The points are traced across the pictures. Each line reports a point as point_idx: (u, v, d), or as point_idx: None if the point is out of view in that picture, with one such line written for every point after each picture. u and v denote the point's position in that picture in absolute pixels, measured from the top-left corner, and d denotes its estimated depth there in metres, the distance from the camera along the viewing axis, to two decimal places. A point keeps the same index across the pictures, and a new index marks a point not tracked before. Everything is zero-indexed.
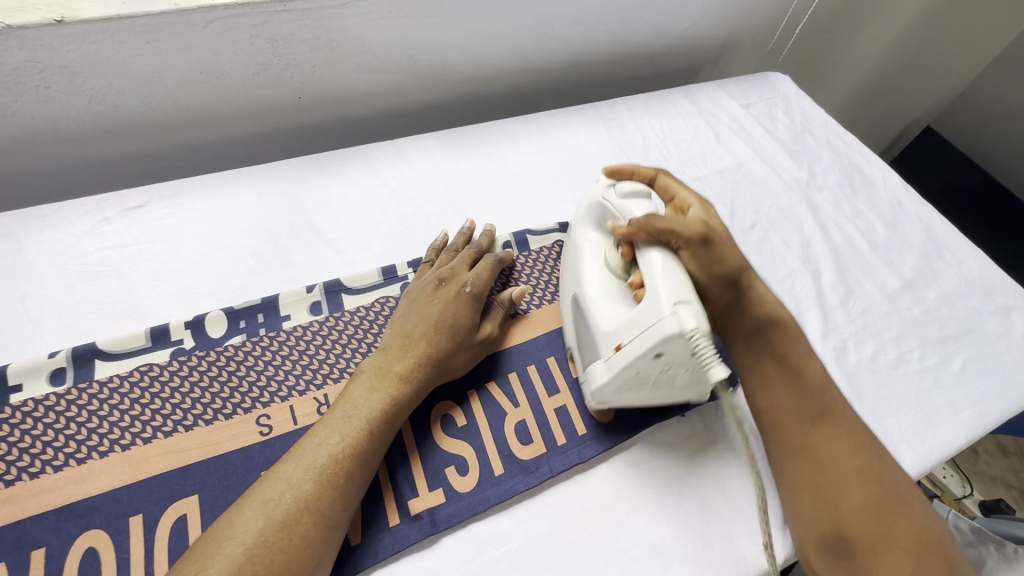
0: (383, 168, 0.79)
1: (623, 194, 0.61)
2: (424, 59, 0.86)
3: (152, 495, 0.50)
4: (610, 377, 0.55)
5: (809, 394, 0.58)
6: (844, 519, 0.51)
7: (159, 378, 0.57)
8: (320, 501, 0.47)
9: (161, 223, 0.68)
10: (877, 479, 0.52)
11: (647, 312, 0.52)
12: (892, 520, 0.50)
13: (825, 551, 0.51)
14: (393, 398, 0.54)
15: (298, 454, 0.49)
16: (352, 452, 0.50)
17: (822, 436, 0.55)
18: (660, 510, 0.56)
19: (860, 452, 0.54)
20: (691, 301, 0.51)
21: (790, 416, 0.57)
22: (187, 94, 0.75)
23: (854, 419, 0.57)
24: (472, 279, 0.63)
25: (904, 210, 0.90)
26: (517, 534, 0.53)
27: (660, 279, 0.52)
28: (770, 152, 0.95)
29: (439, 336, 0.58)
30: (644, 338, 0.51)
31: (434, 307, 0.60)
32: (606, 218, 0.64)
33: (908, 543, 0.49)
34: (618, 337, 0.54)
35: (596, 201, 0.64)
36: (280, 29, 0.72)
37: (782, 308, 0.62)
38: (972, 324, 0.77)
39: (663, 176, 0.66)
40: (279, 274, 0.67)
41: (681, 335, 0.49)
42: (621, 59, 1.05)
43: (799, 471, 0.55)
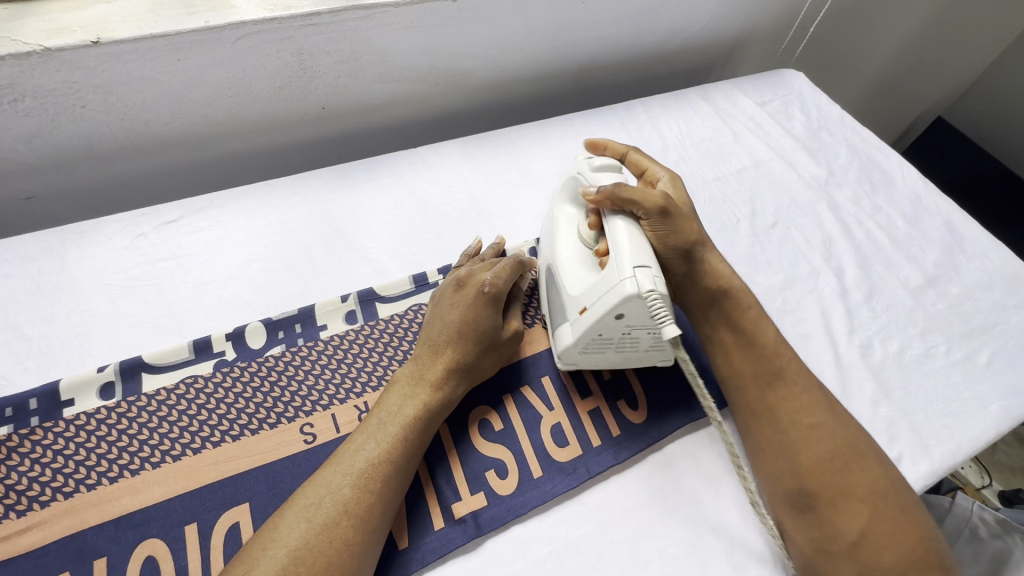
0: (409, 176, 0.80)
1: (596, 167, 0.62)
2: (444, 67, 0.87)
3: (205, 504, 0.52)
4: (575, 338, 0.57)
5: (762, 357, 0.59)
6: (804, 474, 0.53)
7: (204, 390, 0.58)
8: (359, 505, 0.48)
9: (196, 236, 0.70)
10: (831, 433, 0.54)
11: (608, 275, 0.54)
12: (849, 470, 0.53)
13: (790, 505, 0.53)
14: (425, 403, 0.55)
15: (336, 461, 0.50)
16: (388, 458, 0.51)
17: (779, 394, 0.57)
18: (697, 508, 0.57)
19: (816, 408, 0.56)
20: (651, 265, 0.52)
21: (748, 377, 0.59)
22: (215, 108, 0.77)
23: (810, 377, 0.59)
24: (491, 279, 0.61)
25: (924, 204, 0.91)
26: (559, 535, 0.55)
27: (624, 244, 0.54)
28: (788, 149, 0.95)
29: (464, 340, 0.58)
30: (605, 301, 0.53)
31: (455, 311, 0.60)
32: (581, 191, 0.65)
33: (864, 494, 0.51)
34: (583, 301, 0.56)
35: (573, 175, 0.64)
36: (306, 42, 0.73)
37: (734, 279, 0.62)
38: (997, 317, 0.77)
39: (634, 153, 0.70)
40: (314, 285, 0.69)
41: (638, 297, 0.51)
42: (636, 61, 1.06)
43: (762, 430, 0.57)
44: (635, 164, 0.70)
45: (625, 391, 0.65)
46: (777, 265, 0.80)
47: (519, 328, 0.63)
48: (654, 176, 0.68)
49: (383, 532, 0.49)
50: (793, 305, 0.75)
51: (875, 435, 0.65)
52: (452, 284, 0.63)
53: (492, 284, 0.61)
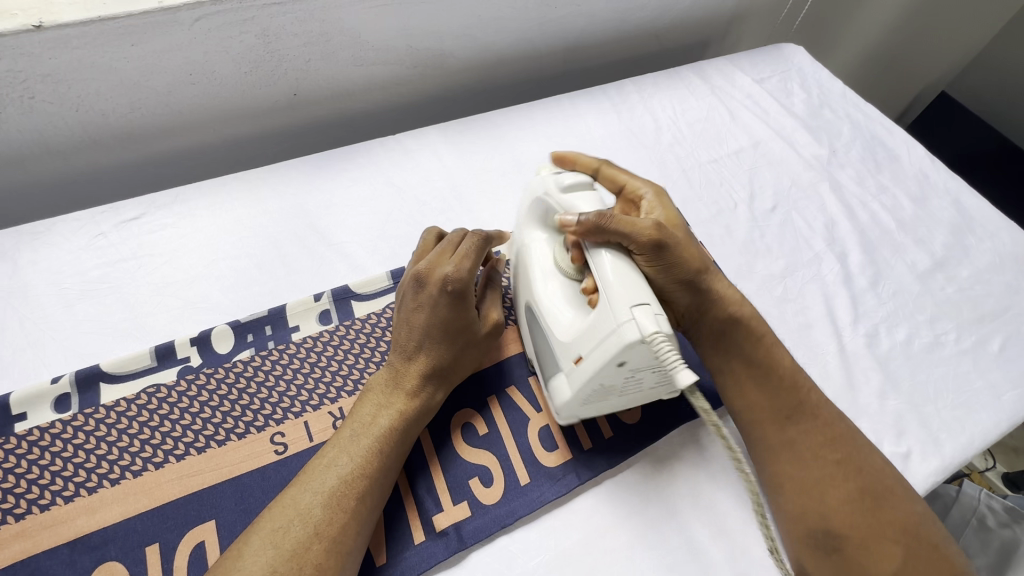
0: (387, 165, 0.76)
1: (565, 187, 0.56)
2: (423, 48, 0.82)
3: (167, 523, 0.49)
4: (574, 392, 0.52)
5: (780, 392, 0.55)
6: (831, 515, 0.50)
7: (168, 400, 0.55)
8: (332, 525, 0.44)
9: (160, 234, 0.66)
10: (856, 468, 0.52)
11: (602, 320, 0.48)
12: (878, 509, 0.50)
13: (813, 546, 0.50)
14: (401, 412, 0.51)
15: (306, 479, 0.46)
16: (363, 472, 0.47)
17: (798, 429, 0.54)
18: (694, 512, 0.54)
19: (840, 442, 0.53)
20: (650, 302, 0.47)
21: (763, 411, 0.55)
22: (177, 96, 0.72)
23: (829, 408, 0.55)
24: (454, 273, 0.54)
25: (932, 183, 0.86)
26: (548, 546, 0.51)
27: (613, 283, 0.48)
28: (787, 128, 0.91)
29: (436, 344, 0.54)
30: (605, 348, 0.47)
31: (421, 314, 0.54)
32: (549, 214, 0.59)
33: (897, 534, 0.49)
34: (577, 349, 0.51)
35: (537, 196, 0.59)
36: (271, 23, 0.69)
37: (745, 305, 0.57)
38: (1009, 302, 0.73)
39: (607, 167, 0.64)
40: (285, 283, 0.65)
41: (642, 341, 0.45)
42: (626, 38, 1.01)
43: (781, 466, 0.53)
44: (611, 179, 0.63)
45: None
46: (778, 251, 0.76)
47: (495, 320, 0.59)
48: (635, 191, 0.62)
49: (358, 552, 0.45)
50: (795, 294, 0.71)
51: (883, 429, 0.61)
52: (409, 283, 0.55)
53: (455, 279, 0.54)
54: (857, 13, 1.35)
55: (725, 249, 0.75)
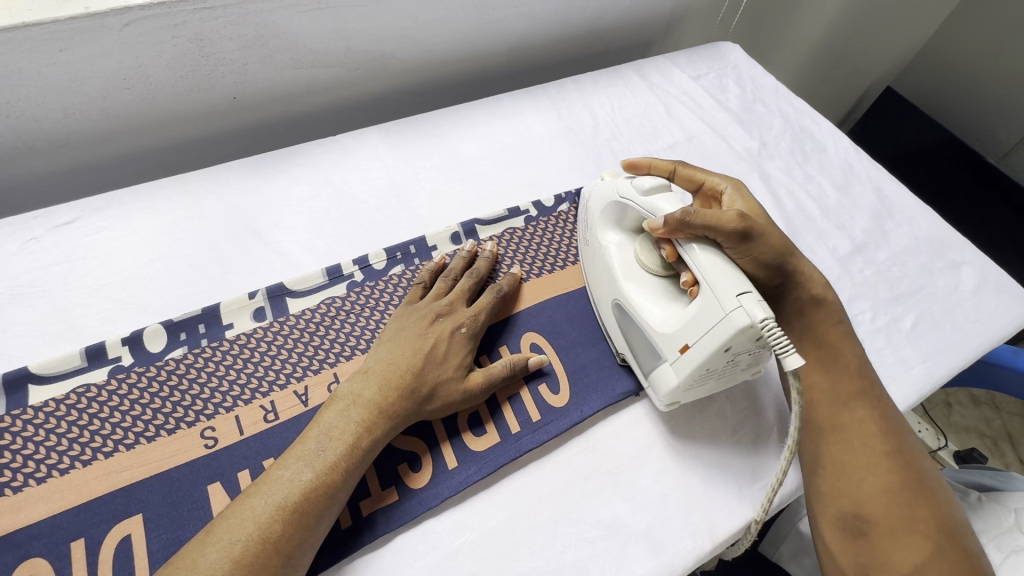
0: (326, 165, 0.77)
1: (647, 191, 0.61)
2: (362, 50, 0.83)
3: (93, 518, 0.49)
4: (681, 378, 0.56)
5: (843, 375, 0.60)
6: (867, 499, 0.54)
7: (97, 399, 0.55)
8: (288, 541, 0.46)
9: (93, 237, 0.66)
10: (904, 464, 0.55)
11: (707, 309, 0.53)
12: (913, 504, 0.53)
13: (842, 527, 0.54)
14: (367, 430, 0.52)
15: (266, 488, 0.47)
16: (324, 488, 0.49)
17: (854, 417, 0.58)
18: (616, 489, 0.57)
19: (890, 438, 0.57)
20: (751, 290, 0.52)
21: (823, 394, 0.60)
22: (113, 101, 0.72)
23: (888, 405, 0.60)
24: (470, 319, 0.61)
25: (856, 172, 0.90)
26: (474, 525, 0.54)
27: (714, 274, 0.53)
28: (721, 123, 0.94)
29: (428, 371, 0.57)
30: (715, 334, 0.52)
31: (427, 343, 0.58)
32: (626, 215, 0.65)
33: (928, 532, 0.52)
34: (683, 338, 0.55)
35: (614, 199, 0.65)
36: (204, 27, 0.70)
37: (827, 290, 0.64)
38: (923, 281, 0.78)
39: (682, 168, 0.69)
40: (220, 282, 0.66)
41: (749, 327, 0.50)
42: (568, 39, 1.04)
43: (829, 447, 0.57)
44: (689, 178, 0.69)
45: (546, 374, 0.63)
46: None
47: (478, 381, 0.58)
48: (715, 187, 0.68)
49: (304, 565, 0.47)
50: None
51: None
52: (429, 315, 0.61)
53: (470, 325, 0.61)
54: (799, 16, 1.41)
55: None
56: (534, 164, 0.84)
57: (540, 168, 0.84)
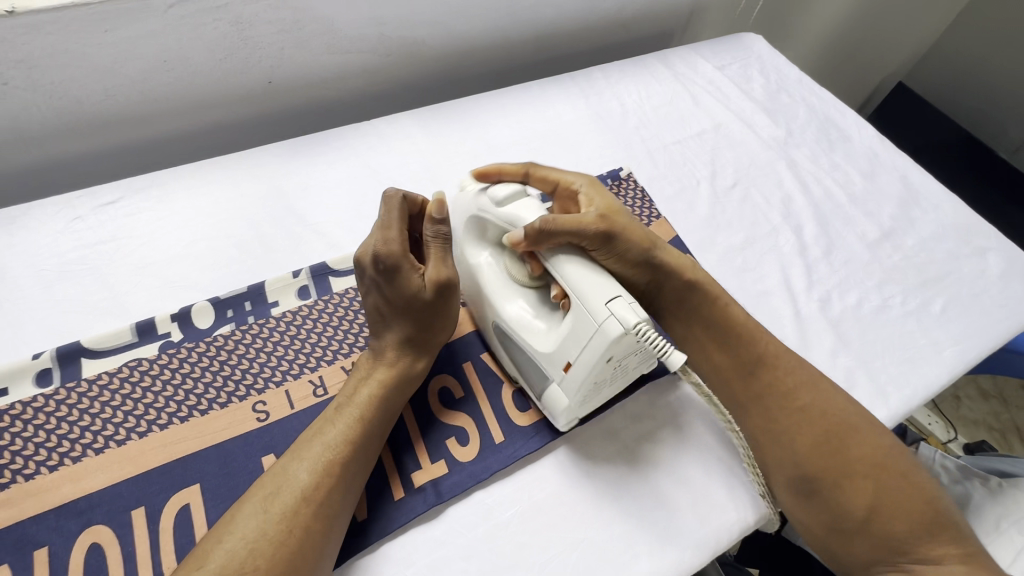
0: (362, 149, 0.78)
1: (502, 202, 0.57)
2: (396, 36, 0.84)
3: (153, 487, 0.50)
4: (571, 398, 0.53)
5: (740, 351, 0.60)
6: (801, 458, 0.54)
7: (149, 373, 0.56)
8: (319, 489, 0.47)
9: (136, 217, 0.67)
10: (821, 412, 0.56)
11: (583, 321, 0.50)
12: (844, 448, 0.54)
13: (793, 489, 0.54)
14: (380, 383, 0.54)
15: (298, 449, 0.49)
16: (347, 438, 0.50)
17: (762, 381, 0.58)
18: (659, 464, 0.58)
19: (804, 389, 0.57)
20: (621, 295, 0.50)
21: (728, 370, 0.60)
22: (153, 84, 0.73)
23: (787, 358, 0.60)
24: (378, 246, 0.54)
25: (881, 161, 0.91)
26: (521, 498, 0.54)
27: (582, 287, 0.51)
28: (747, 112, 0.95)
29: (397, 316, 0.55)
30: (591, 349, 0.50)
31: (371, 298, 0.56)
32: (488, 229, 0.60)
33: (866, 469, 0.53)
34: (564, 356, 0.52)
35: (473, 214, 0.60)
36: (245, 11, 0.70)
37: (697, 269, 0.62)
38: (951, 267, 0.79)
39: (534, 171, 0.65)
40: (263, 261, 0.66)
41: (625, 333, 0.48)
42: (594, 28, 1.04)
43: (751, 417, 0.58)
44: (543, 179, 0.65)
45: None
46: (736, 224, 0.80)
47: (441, 278, 0.55)
48: (570, 185, 0.64)
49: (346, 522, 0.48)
50: (753, 265, 0.76)
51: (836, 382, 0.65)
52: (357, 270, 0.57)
53: (385, 254, 0.54)
54: (815, 11, 1.42)
55: (687, 225, 0.79)
56: (564, 150, 0.85)
57: (570, 154, 0.85)
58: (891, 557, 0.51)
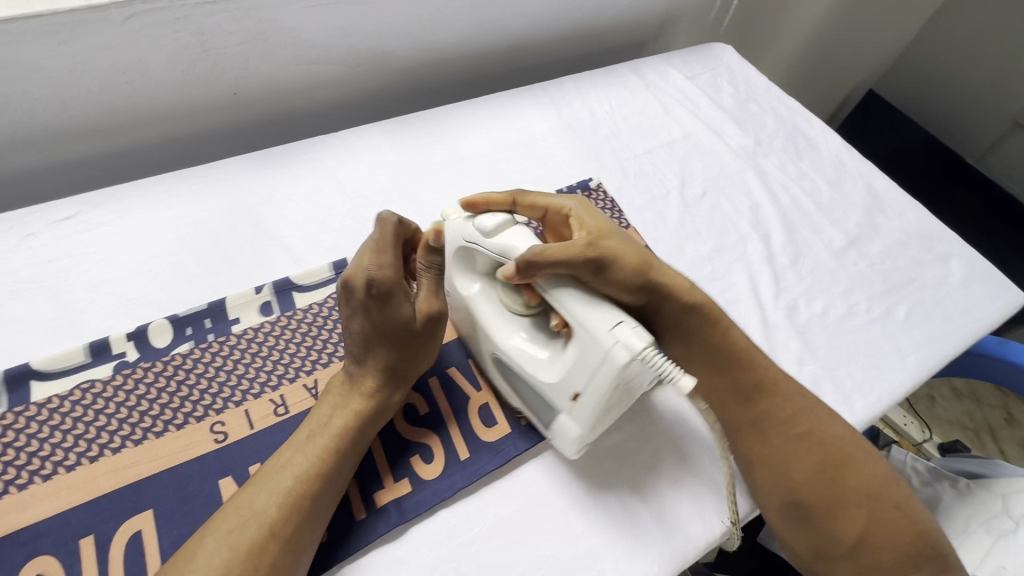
0: (329, 161, 0.77)
1: (488, 233, 0.53)
2: (364, 47, 0.84)
3: (103, 514, 0.49)
4: (583, 427, 0.52)
5: (737, 375, 0.59)
6: (797, 487, 0.55)
7: (103, 395, 0.54)
8: (287, 525, 0.46)
9: (93, 233, 0.65)
10: (820, 439, 0.56)
11: (587, 350, 0.49)
12: (840, 477, 0.54)
13: (786, 514, 0.55)
14: (357, 413, 0.52)
15: (264, 478, 0.48)
16: (318, 469, 0.49)
17: (761, 409, 0.58)
18: (627, 478, 0.57)
19: (804, 417, 0.57)
20: (626, 319, 0.48)
21: (727, 396, 0.60)
22: (112, 96, 0.71)
23: (785, 383, 0.60)
24: (374, 271, 0.52)
25: (847, 169, 0.93)
26: (486, 516, 0.54)
27: (583, 316, 0.49)
28: (716, 121, 0.96)
29: (380, 344, 0.53)
30: (599, 378, 0.48)
31: (357, 321, 0.53)
32: (476, 259, 0.57)
33: (859, 499, 0.54)
34: (572, 387, 0.51)
35: (456, 246, 0.56)
36: (206, 22, 0.69)
37: (695, 291, 0.59)
38: (914, 274, 0.80)
39: (521, 198, 0.61)
40: (225, 277, 0.65)
41: (632, 361, 0.46)
42: (566, 38, 1.05)
43: (749, 445, 0.58)
44: (529, 206, 0.61)
45: None
46: (704, 232, 0.81)
47: (431, 310, 0.55)
48: (559, 210, 0.61)
49: (311, 555, 0.47)
50: (721, 274, 0.76)
51: None
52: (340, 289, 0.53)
53: (379, 280, 0.52)
54: (785, 21, 1.45)
55: (656, 235, 0.79)
56: (535, 160, 0.85)
57: (541, 164, 0.85)
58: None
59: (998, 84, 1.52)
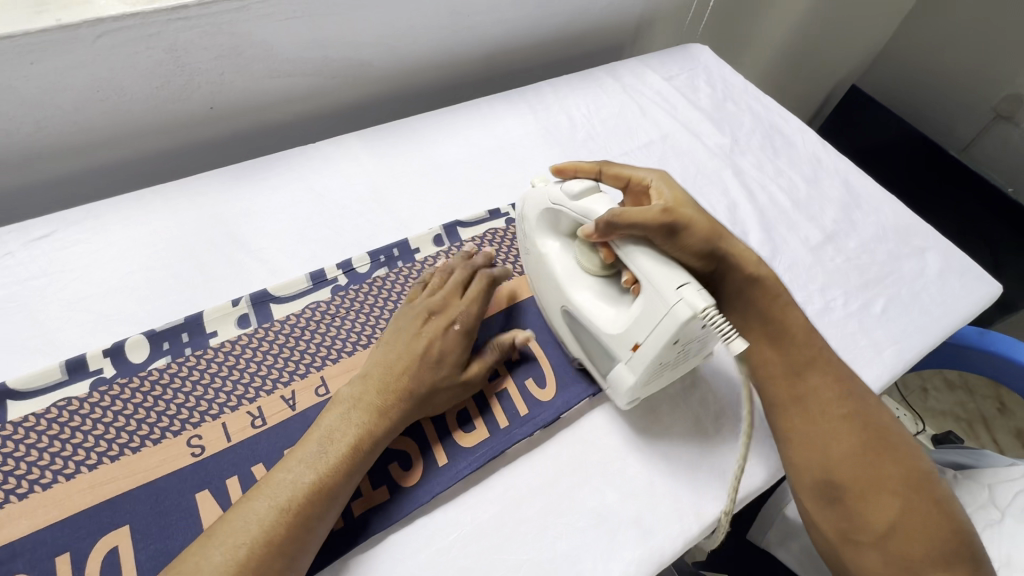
0: (306, 172, 0.77)
1: (577, 195, 0.59)
2: (339, 58, 0.84)
3: (80, 531, 0.49)
4: (637, 375, 0.56)
5: (793, 348, 0.61)
6: (835, 466, 0.55)
7: (79, 412, 0.54)
8: (289, 539, 0.46)
9: (69, 250, 0.65)
10: (864, 423, 0.57)
11: (653, 305, 0.53)
12: (878, 463, 0.55)
13: (818, 495, 0.55)
14: (369, 429, 0.52)
15: (268, 490, 0.48)
16: (324, 483, 0.49)
17: (809, 385, 0.60)
18: (605, 479, 0.58)
19: (847, 399, 0.59)
20: (690, 281, 0.52)
21: (777, 369, 0.61)
22: (87, 114, 0.72)
23: (838, 365, 0.62)
24: (463, 314, 0.60)
25: (823, 165, 0.94)
26: (464, 521, 0.54)
27: (651, 273, 0.53)
28: (693, 121, 0.97)
29: (429, 373, 0.57)
30: (660, 331, 0.52)
31: (421, 343, 0.58)
32: (560, 220, 0.63)
33: (895, 487, 0.54)
34: (633, 337, 0.55)
35: (545, 206, 0.62)
36: (179, 38, 0.70)
37: (761, 266, 0.63)
38: (891, 267, 0.81)
39: (608, 167, 0.66)
40: (202, 290, 0.66)
41: (694, 317, 0.50)
42: (543, 43, 1.06)
43: (792, 419, 0.59)
44: (614, 177, 0.66)
45: (532, 370, 0.65)
46: None
47: (479, 369, 0.60)
48: (641, 181, 0.65)
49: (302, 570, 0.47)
50: None
51: None
52: (422, 312, 0.60)
53: (466, 317, 0.60)
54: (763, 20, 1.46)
55: None
56: (512, 165, 0.86)
57: (519, 169, 0.85)
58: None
59: (974, 83, 1.54)
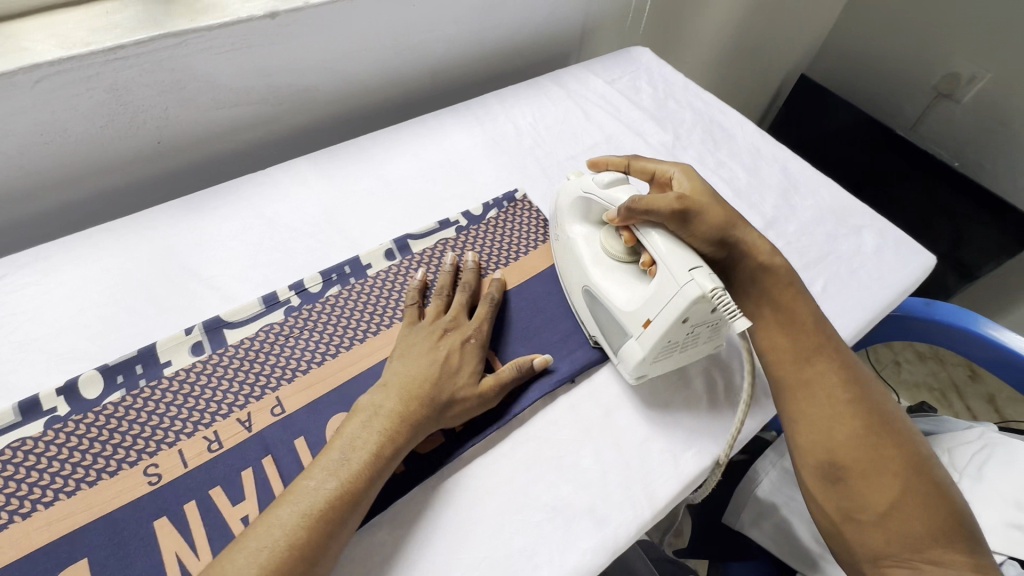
0: (255, 198, 0.79)
1: (606, 184, 0.68)
2: (283, 85, 0.86)
3: (38, 568, 0.49)
4: (647, 351, 0.61)
5: (799, 330, 0.65)
6: (839, 447, 0.57)
7: (34, 451, 0.55)
8: (308, 556, 0.47)
9: (19, 293, 0.66)
10: (868, 408, 0.59)
11: (667, 286, 0.59)
12: (880, 445, 0.57)
13: (822, 476, 0.58)
14: (386, 442, 0.54)
15: (292, 497, 0.50)
16: (342, 500, 0.50)
17: (816, 369, 0.62)
18: (559, 473, 0.59)
19: (849, 385, 0.61)
20: (703, 266, 0.58)
21: (786, 352, 0.64)
22: (32, 157, 0.73)
23: (844, 352, 0.64)
24: (475, 331, 0.64)
25: (763, 154, 0.97)
26: (422, 525, 0.55)
27: (665, 257, 0.59)
28: (637, 121, 1.00)
29: (444, 385, 0.59)
30: (671, 308, 0.58)
31: (438, 354, 0.61)
32: (591, 209, 0.71)
33: (895, 469, 0.55)
34: (646, 313, 0.61)
35: (579, 194, 0.71)
36: (119, 77, 0.71)
37: (775, 256, 0.68)
38: (829, 248, 0.84)
39: (636, 161, 0.75)
40: (155, 322, 0.67)
41: (704, 296, 0.56)
42: (488, 56, 1.09)
43: (799, 403, 0.61)
44: (641, 170, 0.74)
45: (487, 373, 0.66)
46: None
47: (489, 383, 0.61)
48: (666, 174, 0.73)
49: None
50: None
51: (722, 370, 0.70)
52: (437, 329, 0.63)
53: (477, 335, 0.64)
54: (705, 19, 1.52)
55: None
56: (461, 177, 0.88)
57: (468, 180, 0.88)
58: (903, 553, 0.53)
59: (911, 67, 1.60)
